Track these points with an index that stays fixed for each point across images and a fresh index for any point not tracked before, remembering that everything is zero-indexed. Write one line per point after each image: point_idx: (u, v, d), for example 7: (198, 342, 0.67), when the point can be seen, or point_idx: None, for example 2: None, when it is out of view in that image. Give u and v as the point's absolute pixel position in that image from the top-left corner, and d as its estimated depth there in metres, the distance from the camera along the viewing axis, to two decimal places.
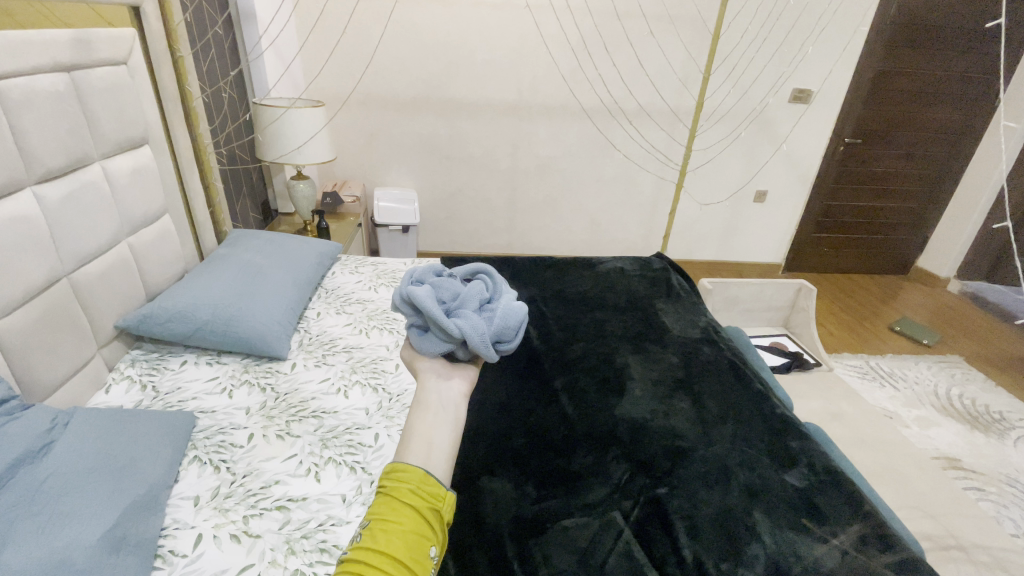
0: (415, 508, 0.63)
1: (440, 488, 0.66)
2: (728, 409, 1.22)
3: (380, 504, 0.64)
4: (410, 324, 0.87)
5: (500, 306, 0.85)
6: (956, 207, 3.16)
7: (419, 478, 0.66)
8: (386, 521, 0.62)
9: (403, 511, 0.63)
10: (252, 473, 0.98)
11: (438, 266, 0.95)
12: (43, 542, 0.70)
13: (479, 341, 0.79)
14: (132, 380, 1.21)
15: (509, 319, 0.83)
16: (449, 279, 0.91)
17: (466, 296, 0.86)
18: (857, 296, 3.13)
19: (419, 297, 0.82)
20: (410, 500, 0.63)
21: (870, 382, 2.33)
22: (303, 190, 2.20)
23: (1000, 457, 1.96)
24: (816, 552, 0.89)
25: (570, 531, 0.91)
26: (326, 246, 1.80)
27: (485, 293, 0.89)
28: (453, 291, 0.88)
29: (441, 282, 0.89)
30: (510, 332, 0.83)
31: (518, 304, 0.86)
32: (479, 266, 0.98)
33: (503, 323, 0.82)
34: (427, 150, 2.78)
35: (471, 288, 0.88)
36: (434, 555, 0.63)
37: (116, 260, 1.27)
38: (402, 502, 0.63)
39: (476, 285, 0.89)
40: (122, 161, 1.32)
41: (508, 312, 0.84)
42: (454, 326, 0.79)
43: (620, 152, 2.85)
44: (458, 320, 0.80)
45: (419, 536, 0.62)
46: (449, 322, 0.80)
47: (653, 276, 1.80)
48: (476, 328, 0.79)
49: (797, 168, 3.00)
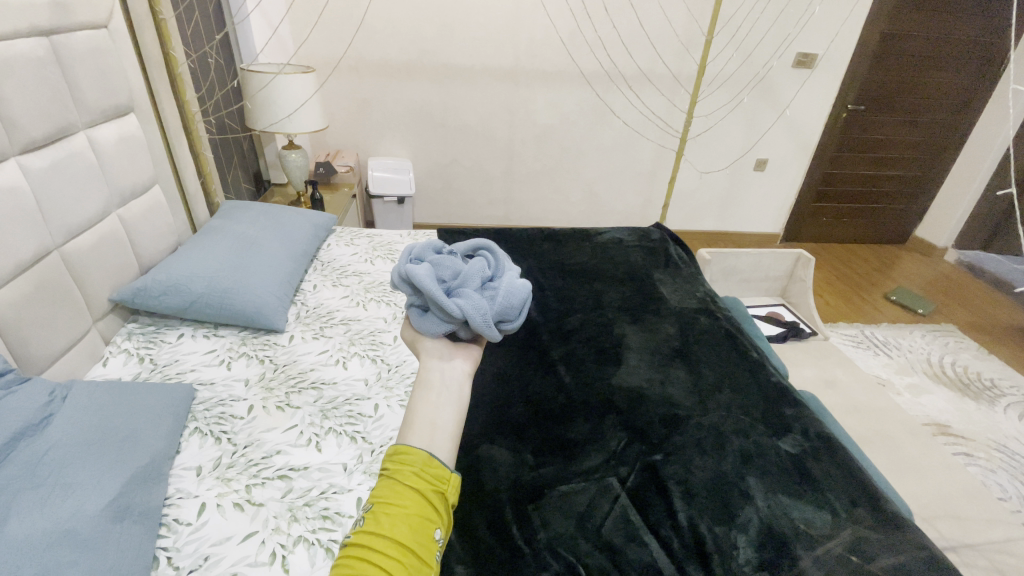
0: (418, 492, 0.63)
1: (444, 471, 0.66)
2: (724, 379, 1.23)
3: (384, 487, 0.64)
4: (410, 304, 0.87)
5: (502, 284, 0.84)
6: (957, 175, 3.14)
7: (423, 461, 0.66)
8: (389, 504, 0.62)
9: (406, 494, 0.63)
10: (253, 443, 0.99)
11: (437, 243, 0.94)
12: (47, 513, 0.71)
13: (482, 322, 0.78)
14: (130, 353, 1.22)
15: (512, 299, 0.82)
16: (449, 256, 0.90)
17: (467, 274, 0.85)
18: (852, 266, 3.13)
19: (420, 277, 0.80)
20: (413, 484, 0.64)
21: (863, 351, 2.36)
22: (295, 160, 2.15)
23: (989, 423, 2.00)
24: (808, 515, 0.91)
25: (567, 496, 0.93)
26: (320, 217, 1.77)
27: (486, 272, 0.88)
28: (453, 269, 0.86)
29: (440, 259, 0.87)
30: (513, 312, 0.82)
31: (519, 283, 0.85)
32: (480, 242, 0.98)
33: (505, 303, 0.81)
34: (421, 118, 2.71)
35: (472, 266, 0.87)
36: (440, 537, 0.64)
37: (107, 233, 1.25)
38: (405, 486, 0.64)
39: (478, 263, 0.87)
40: (108, 130, 1.28)
41: (510, 291, 0.83)
42: (455, 306, 0.78)
43: (620, 119, 2.79)
44: (460, 300, 0.79)
45: (424, 520, 0.63)
46: (450, 302, 0.79)
47: (651, 247, 1.79)
48: (477, 308, 0.78)
49: (798, 136, 2.95)
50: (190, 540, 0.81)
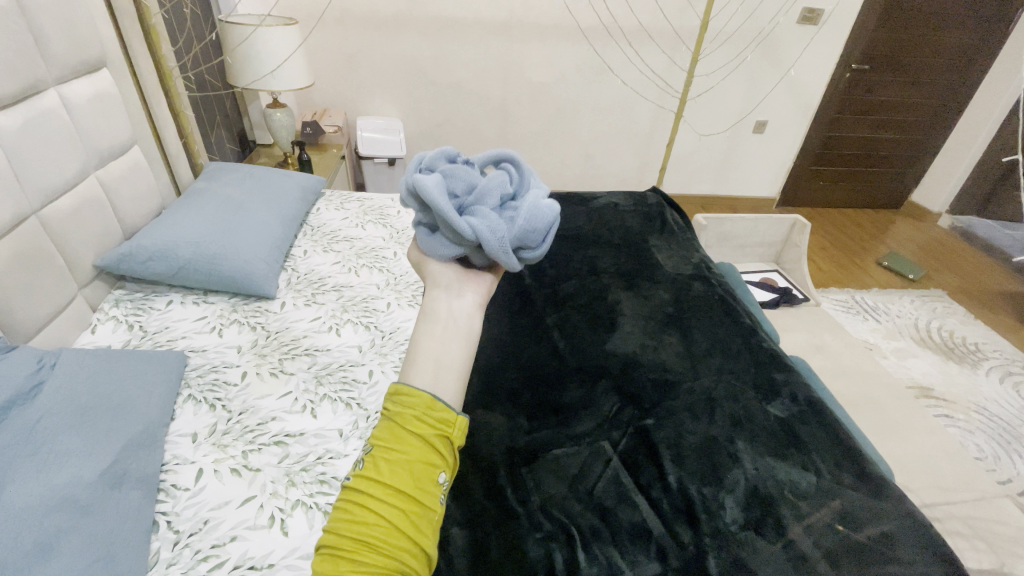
0: (421, 437, 0.62)
1: (449, 414, 0.65)
2: (716, 344, 1.24)
3: (385, 430, 0.64)
4: (418, 222, 0.87)
5: (523, 206, 0.80)
6: (957, 139, 3.10)
7: (425, 403, 0.64)
8: (390, 449, 0.62)
9: (408, 439, 0.62)
10: (248, 410, 1.00)
11: (451, 152, 0.90)
12: (43, 480, 0.71)
13: (495, 244, 0.76)
14: (118, 320, 1.20)
15: (534, 222, 0.78)
16: (464, 168, 0.87)
17: (484, 192, 0.82)
18: (846, 231, 3.13)
19: (430, 190, 0.78)
20: (416, 429, 0.63)
21: (853, 315, 2.39)
22: (281, 119, 2.07)
23: (970, 386, 2.06)
24: (794, 475, 0.93)
25: (560, 460, 0.94)
26: (309, 180, 1.72)
27: (505, 189, 0.85)
28: (467, 185, 0.84)
29: (454, 172, 0.84)
30: (535, 238, 0.79)
31: (543, 201, 0.81)
32: (500, 154, 0.93)
33: (525, 227, 0.77)
34: (412, 75, 2.60)
35: (489, 182, 0.84)
36: (443, 479, 0.64)
37: (87, 196, 1.21)
38: (407, 431, 0.63)
39: (496, 178, 0.85)
40: (81, 87, 1.21)
41: (533, 214, 0.78)
42: (468, 227, 0.76)
43: (619, 77, 2.70)
44: (473, 220, 0.77)
45: (427, 464, 0.62)
46: (463, 222, 0.77)
47: (648, 212, 1.76)
48: (493, 231, 0.76)
49: (800, 96, 2.88)
50: (188, 505, 0.82)
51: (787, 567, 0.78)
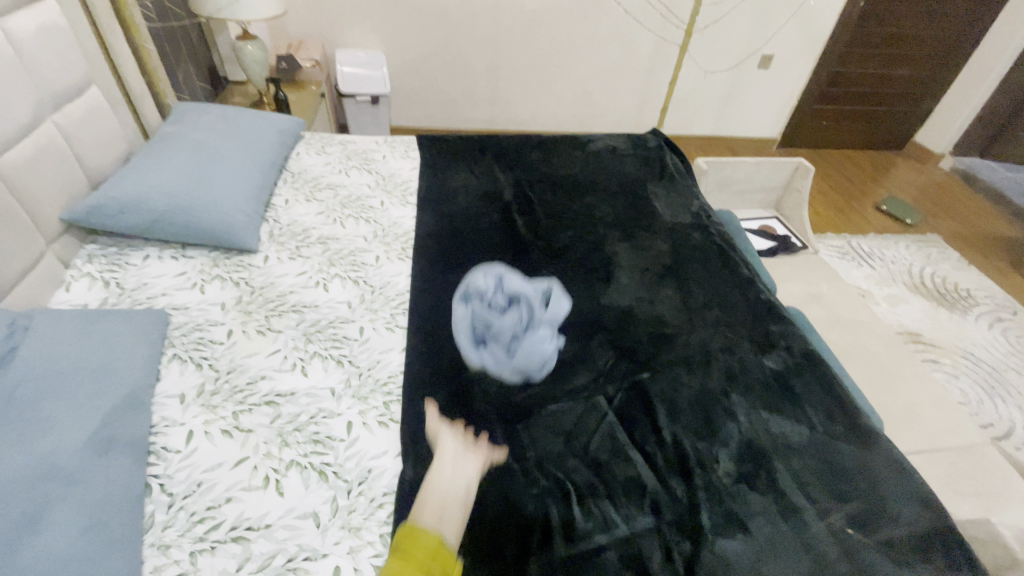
0: (449, 505, 0.76)
1: (473, 486, 0.80)
2: (714, 297, 1.21)
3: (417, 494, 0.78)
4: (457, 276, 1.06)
5: (522, 352, 0.96)
6: (969, 75, 2.95)
7: (452, 478, 0.80)
8: (421, 510, 0.75)
9: (436, 505, 0.76)
10: (236, 369, 0.97)
11: (478, 292, 1.04)
12: (25, 450, 0.69)
13: (495, 372, 0.99)
14: (93, 277, 1.14)
15: (529, 369, 0.97)
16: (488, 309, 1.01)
17: (497, 334, 0.98)
18: (846, 174, 3.05)
19: (455, 333, 1.01)
20: (444, 497, 0.77)
21: (848, 262, 2.38)
22: (252, 53, 1.90)
23: (958, 331, 2.09)
24: (787, 428, 0.94)
25: (555, 415, 0.93)
26: (287, 122, 1.61)
27: (517, 329, 0.99)
28: (486, 326, 0.99)
29: (477, 319, 1.00)
30: (533, 370, 0.97)
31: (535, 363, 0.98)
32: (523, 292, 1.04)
33: (523, 368, 0.97)
34: (393, 2, 2.39)
35: (502, 327, 0.98)
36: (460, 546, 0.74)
37: (44, 144, 1.11)
38: (435, 497, 0.77)
39: (508, 324, 0.98)
40: (20, 17, 1.08)
41: (529, 368, 0.97)
42: (479, 364, 0.99)
43: (618, 6, 2.49)
44: (481, 357, 0.99)
45: (450, 527, 0.74)
46: (475, 358, 0.99)
47: (646, 156, 1.68)
48: (495, 364, 0.98)
49: (811, 28, 2.69)
50: (181, 467, 0.81)
51: (777, 519, 0.80)
